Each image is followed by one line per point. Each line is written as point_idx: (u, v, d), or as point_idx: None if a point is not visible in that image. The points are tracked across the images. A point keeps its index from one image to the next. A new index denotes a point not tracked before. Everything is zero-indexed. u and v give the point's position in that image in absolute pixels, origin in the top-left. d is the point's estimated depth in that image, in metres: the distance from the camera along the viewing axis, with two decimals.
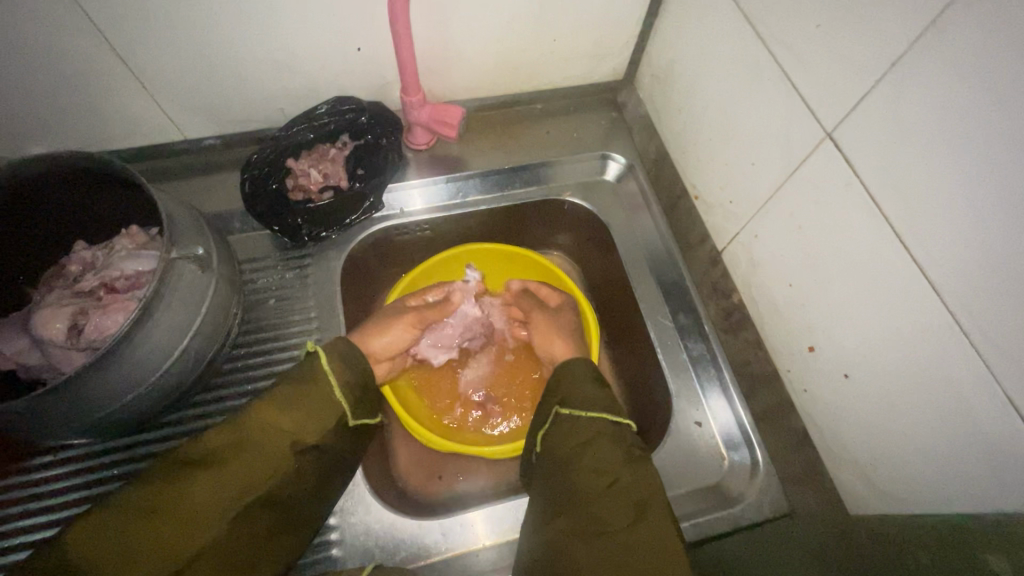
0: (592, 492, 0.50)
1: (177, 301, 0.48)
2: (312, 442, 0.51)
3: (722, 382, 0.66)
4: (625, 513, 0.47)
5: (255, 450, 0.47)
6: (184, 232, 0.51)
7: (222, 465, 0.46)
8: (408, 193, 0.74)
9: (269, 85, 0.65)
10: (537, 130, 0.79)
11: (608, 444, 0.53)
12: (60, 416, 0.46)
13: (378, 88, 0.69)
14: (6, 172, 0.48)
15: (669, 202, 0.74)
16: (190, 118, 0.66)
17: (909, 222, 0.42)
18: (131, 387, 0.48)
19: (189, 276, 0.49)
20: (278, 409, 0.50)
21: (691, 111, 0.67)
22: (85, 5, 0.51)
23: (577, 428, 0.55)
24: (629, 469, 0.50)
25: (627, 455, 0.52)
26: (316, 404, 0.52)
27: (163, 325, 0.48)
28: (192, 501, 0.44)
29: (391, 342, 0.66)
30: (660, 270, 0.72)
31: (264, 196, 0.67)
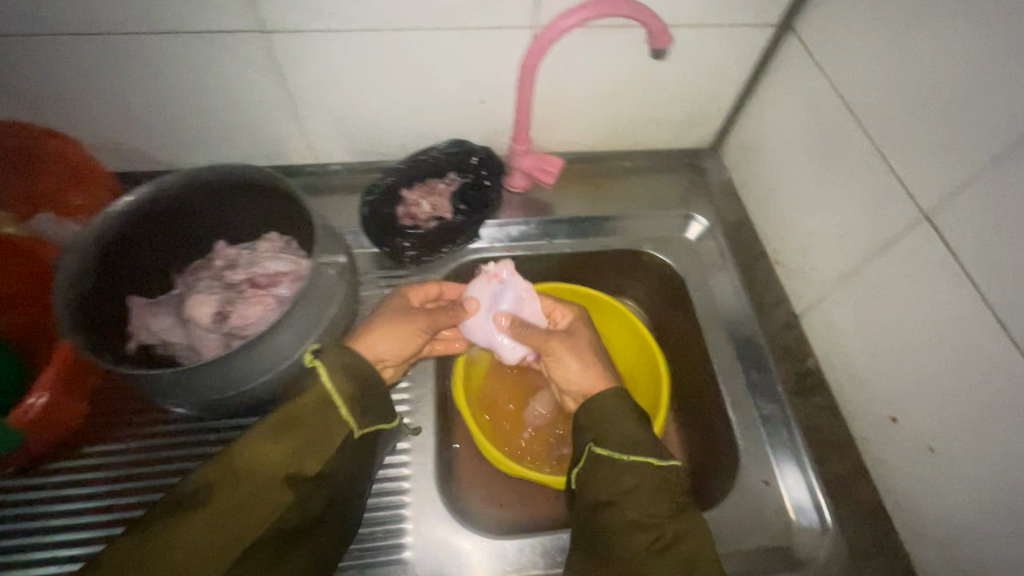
0: (639, 548, 0.51)
1: (314, 299, 0.55)
2: (310, 471, 0.50)
3: (794, 444, 0.66)
4: (672, 570, 0.49)
5: (244, 490, 0.46)
6: (325, 241, 0.58)
7: (211, 506, 0.45)
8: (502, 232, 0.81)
9: (398, 123, 0.73)
10: (624, 184, 0.84)
11: (649, 492, 0.53)
12: (205, 387, 0.52)
13: (489, 135, 0.77)
14: (191, 175, 0.58)
15: (749, 264, 0.77)
16: (326, 144, 0.75)
17: (1008, 304, 0.44)
18: (264, 370, 0.54)
19: (327, 279, 0.56)
20: (265, 442, 0.49)
21: (780, 182, 0.72)
22: (271, 46, 0.61)
23: (614, 472, 0.55)
24: (671, 522, 0.52)
25: (668, 504, 0.53)
26: (315, 428, 0.51)
27: (301, 317, 0.54)
28: (181, 549, 0.43)
29: (387, 349, 0.61)
30: (736, 328, 0.74)
31: (379, 220, 0.75)
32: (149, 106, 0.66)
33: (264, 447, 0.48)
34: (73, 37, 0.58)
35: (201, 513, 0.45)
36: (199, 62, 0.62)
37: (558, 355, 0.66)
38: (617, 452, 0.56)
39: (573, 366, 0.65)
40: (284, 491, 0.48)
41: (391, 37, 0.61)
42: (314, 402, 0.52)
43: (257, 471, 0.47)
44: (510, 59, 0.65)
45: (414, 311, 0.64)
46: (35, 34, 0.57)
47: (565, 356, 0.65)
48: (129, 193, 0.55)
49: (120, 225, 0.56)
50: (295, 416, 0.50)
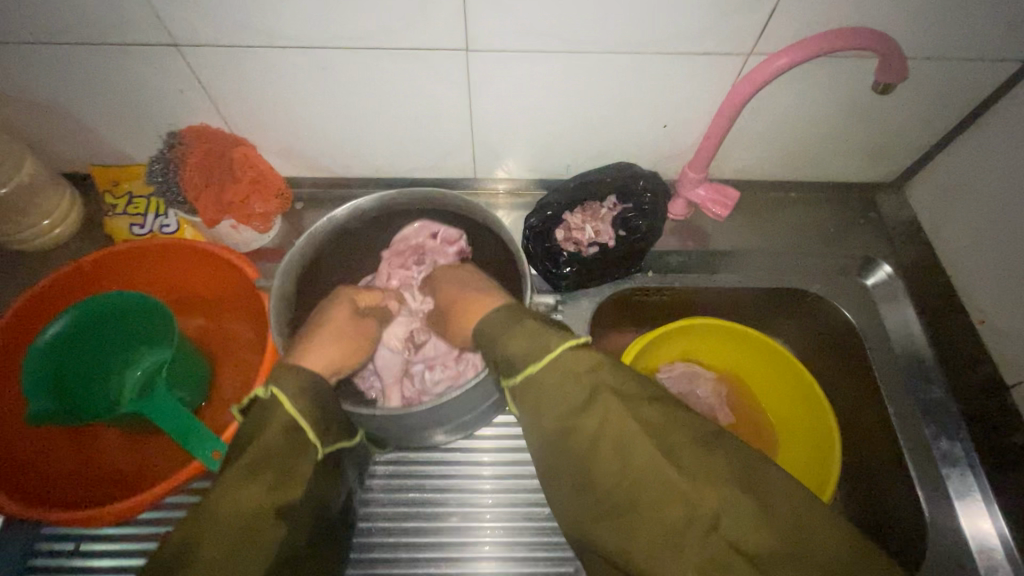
0: (606, 466, 0.43)
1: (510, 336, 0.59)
2: (297, 498, 0.44)
3: (993, 520, 0.61)
4: (611, 462, 0.43)
5: (227, 538, 0.40)
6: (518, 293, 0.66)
7: (200, 565, 0.39)
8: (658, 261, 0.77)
9: (569, 144, 0.71)
10: (790, 215, 0.79)
11: (554, 389, 0.46)
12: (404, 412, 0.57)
13: (659, 159, 0.73)
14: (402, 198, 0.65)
15: (933, 316, 0.71)
16: (490, 158, 0.73)
17: None
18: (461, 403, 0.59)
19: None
20: (240, 486, 0.42)
21: (995, 234, 0.65)
22: (470, 66, 0.59)
23: (520, 386, 0.48)
24: (587, 418, 0.44)
25: (586, 395, 0.45)
26: (288, 458, 0.44)
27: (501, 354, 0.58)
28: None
29: (336, 360, 0.56)
30: (922, 388, 0.68)
31: (541, 243, 0.72)
32: (331, 117, 0.66)
33: (232, 493, 0.41)
34: (278, 50, 0.57)
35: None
36: (392, 79, 0.60)
37: (477, 300, 0.60)
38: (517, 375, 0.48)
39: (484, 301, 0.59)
40: (278, 527, 0.42)
41: (595, 61, 0.58)
42: (278, 430, 0.44)
43: (231, 519, 0.40)
44: (712, 85, 0.61)
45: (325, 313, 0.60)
46: (242, 46, 0.56)
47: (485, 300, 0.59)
48: (356, 202, 0.63)
49: (337, 228, 0.64)
50: (266, 451, 0.43)
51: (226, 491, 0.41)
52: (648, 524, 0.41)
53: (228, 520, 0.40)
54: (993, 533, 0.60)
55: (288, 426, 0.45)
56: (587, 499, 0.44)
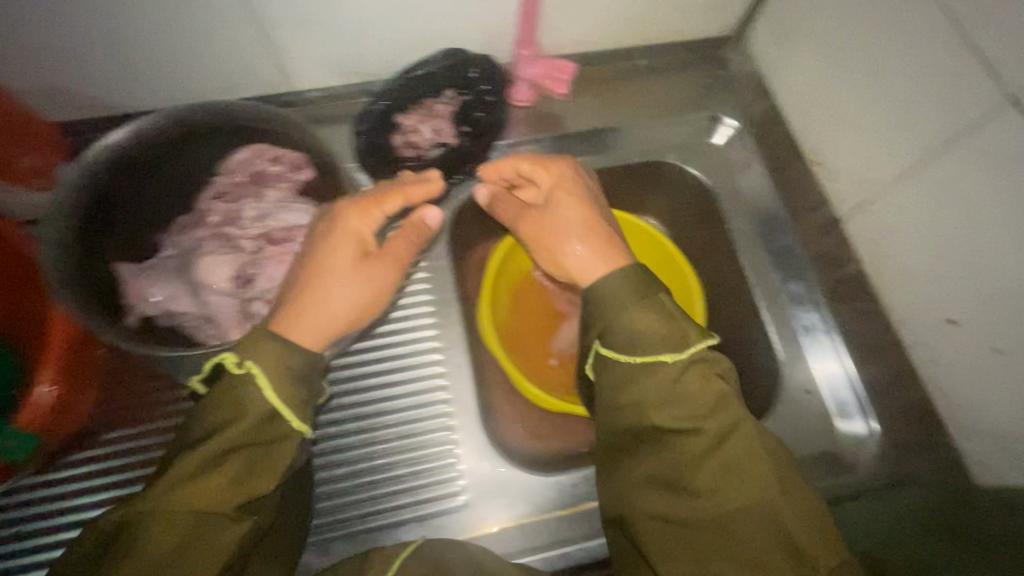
0: (699, 483, 0.45)
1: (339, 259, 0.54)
2: (264, 490, 0.43)
3: (838, 353, 0.64)
4: (712, 479, 0.45)
5: (181, 528, 0.39)
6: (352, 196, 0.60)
7: (147, 550, 0.38)
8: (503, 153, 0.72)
9: (382, 35, 0.63)
10: (640, 87, 0.76)
11: (674, 376, 0.48)
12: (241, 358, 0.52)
13: (488, 40, 0.67)
14: (172, 114, 0.54)
15: (780, 166, 0.72)
16: (300, 66, 0.64)
17: None
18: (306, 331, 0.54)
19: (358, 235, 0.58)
20: (200, 474, 0.41)
21: (818, 71, 0.64)
22: None
23: (662, 382, 0.47)
24: (709, 422, 0.46)
25: (706, 397, 0.47)
26: (258, 448, 0.43)
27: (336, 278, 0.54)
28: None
29: (360, 302, 0.51)
30: (772, 237, 0.70)
31: (374, 152, 0.66)
32: (82, 38, 0.55)
33: (198, 483, 0.40)
34: None
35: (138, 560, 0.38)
36: None
37: (559, 236, 0.60)
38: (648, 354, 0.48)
39: (563, 237, 0.59)
40: (245, 519, 0.42)
41: None
42: (259, 415, 0.43)
43: (194, 507, 0.40)
44: None
45: (341, 257, 0.51)
46: None
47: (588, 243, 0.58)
48: (107, 139, 0.51)
49: (100, 176, 0.52)
50: (239, 438, 0.42)
51: (190, 480, 0.40)
52: (716, 541, 0.44)
53: (189, 510, 0.39)
54: (840, 372, 0.64)
55: (267, 412, 0.43)
56: (670, 507, 0.46)
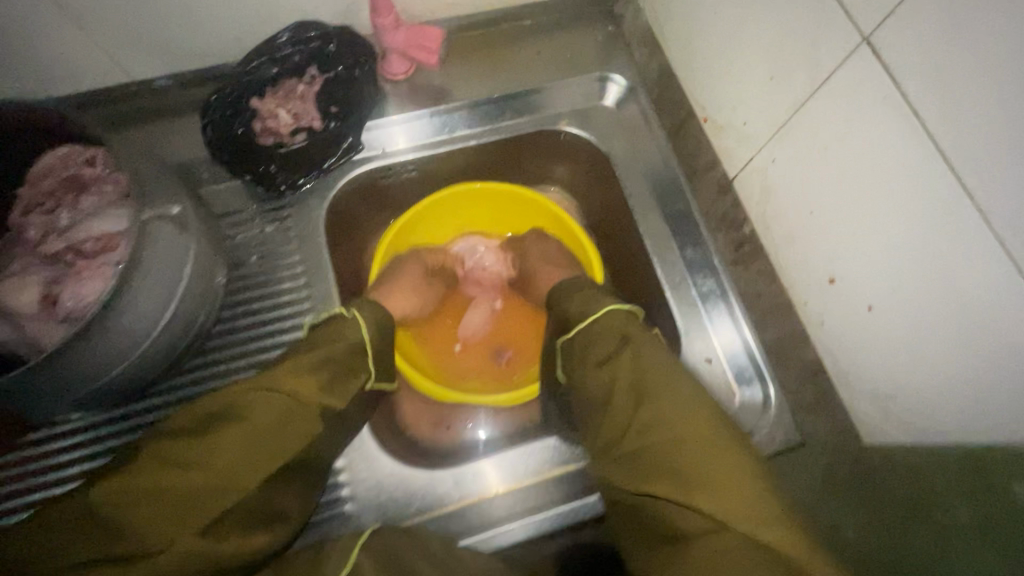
0: (629, 421, 0.48)
1: (152, 267, 0.45)
2: (337, 406, 0.48)
3: (734, 319, 0.64)
4: (642, 420, 0.47)
5: (273, 410, 0.44)
6: (163, 188, 0.48)
7: (240, 425, 0.42)
8: (390, 131, 0.67)
9: (218, 13, 0.57)
10: (526, 50, 0.71)
11: (614, 342, 0.52)
12: (48, 387, 0.45)
13: (344, 10, 0.61)
14: None
15: (675, 124, 0.68)
16: (133, 54, 0.58)
17: (956, 142, 0.37)
18: (122, 358, 0.47)
19: (169, 236, 0.47)
20: (296, 373, 0.46)
21: (696, 19, 0.60)
22: None
23: (598, 345, 0.52)
24: (621, 373, 0.50)
25: (630, 350, 0.50)
26: (341, 365, 0.50)
27: (144, 291, 0.46)
28: (197, 472, 0.40)
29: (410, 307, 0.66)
30: (668, 202, 0.68)
31: (230, 141, 0.61)
32: None
33: (296, 376, 0.46)
34: None
35: (234, 427, 0.42)
36: None
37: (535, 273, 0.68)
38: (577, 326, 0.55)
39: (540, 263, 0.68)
40: (317, 422, 0.46)
41: None
42: (345, 345, 0.51)
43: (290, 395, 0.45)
44: None
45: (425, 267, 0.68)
46: None
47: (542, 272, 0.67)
48: None
49: None
50: (330, 356, 0.49)
51: (291, 372, 0.46)
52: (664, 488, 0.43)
53: (284, 398, 0.44)
54: (738, 343, 0.63)
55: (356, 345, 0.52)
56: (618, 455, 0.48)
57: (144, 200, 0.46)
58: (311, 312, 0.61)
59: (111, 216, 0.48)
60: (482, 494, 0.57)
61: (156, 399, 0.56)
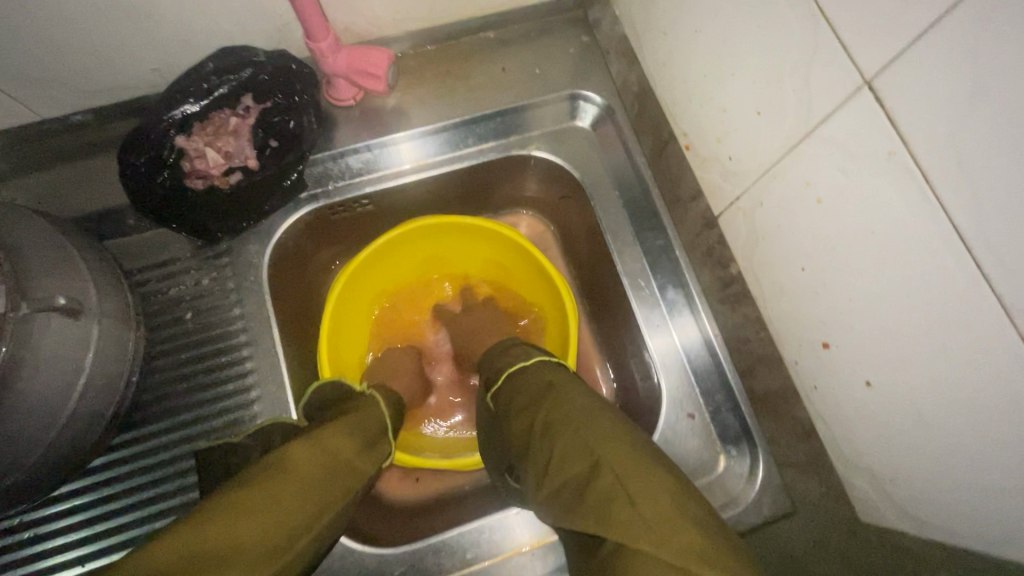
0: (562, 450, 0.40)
1: (44, 365, 0.39)
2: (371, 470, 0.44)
3: (719, 367, 0.58)
4: (573, 443, 0.40)
5: (328, 461, 0.40)
6: (54, 273, 0.42)
7: (296, 475, 0.38)
8: (382, 154, 0.61)
9: (130, 43, 0.50)
10: (490, 65, 0.64)
11: (540, 392, 0.45)
12: None
13: (277, 31, 0.54)
14: None
15: (655, 148, 0.61)
16: (38, 91, 0.51)
17: (975, 220, 0.30)
18: (13, 467, 0.40)
19: (59, 330, 0.40)
20: (341, 431, 0.44)
21: (675, 35, 0.53)
22: None
23: (527, 394, 0.46)
24: (551, 401, 0.44)
25: (557, 400, 0.44)
26: (371, 425, 0.47)
27: (35, 394, 0.39)
28: (259, 516, 0.34)
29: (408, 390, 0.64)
30: (648, 236, 0.61)
31: (154, 186, 0.55)
32: None
33: (342, 431, 0.44)
34: None
35: (292, 474, 0.38)
36: None
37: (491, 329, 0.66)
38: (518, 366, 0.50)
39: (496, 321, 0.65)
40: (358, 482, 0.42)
41: None
42: (373, 417, 0.48)
43: (339, 449, 0.42)
44: None
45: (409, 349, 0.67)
46: None
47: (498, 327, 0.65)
48: None
49: None
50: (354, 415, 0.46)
51: (338, 426, 0.44)
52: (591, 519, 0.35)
53: (332, 450, 0.41)
54: (724, 394, 0.58)
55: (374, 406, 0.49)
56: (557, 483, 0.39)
57: (24, 291, 0.39)
58: (254, 373, 0.55)
59: None
60: (511, 548, 0.54)
61: (88, 478, 0.52)
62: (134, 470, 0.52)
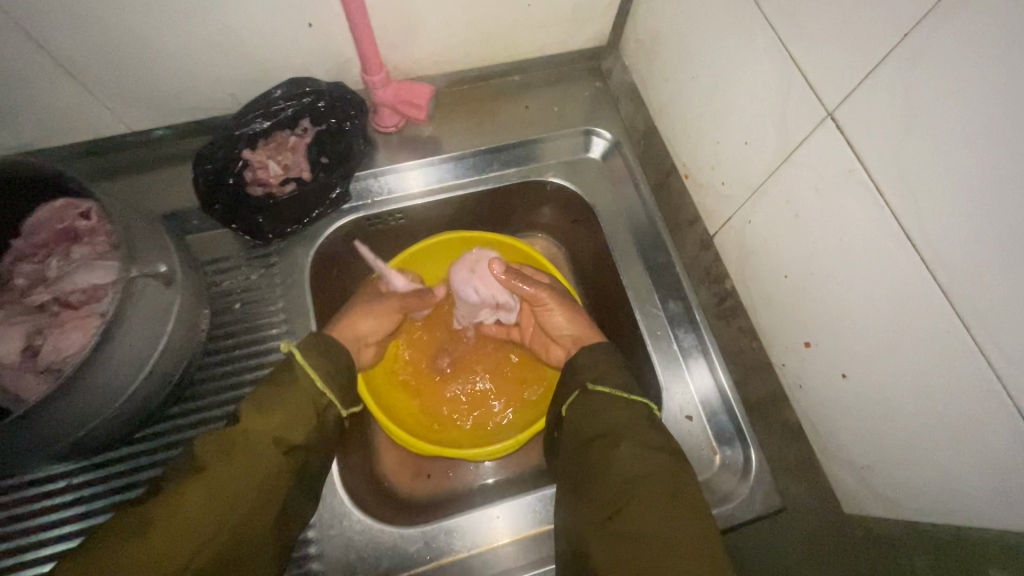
0: (622, 494, 0.49)
1: (139, 321, 0.46)
2: (297, 439, 0.50)
3: (714, 374, 0.63)
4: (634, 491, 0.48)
5: (239, 454, 0.47)
6: (149, 249, 0.48)
7: (202, 478, 0.45)
8: (400, 176, 0.69)
9: (216, 71, 0.60)
10: (514, 104, 0.73)
11: (617, 427, 0.53)
12: (24, 443, 0.43)
13: (337, 67, 0.64)
14: None
15: (659, 179, 0.69)
16: (130, 108, 0.60)
17: (922, 223, 0.37)
18: (96, 414, 0.45)
19: (152, 294, 0.47)
20: (257, 414, 0.50)
21: (676, 81, 0.62)
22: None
23: (599, 424, 0.54)
24: (628, 438, 0.52)
25: (633, 445, 0.51)
26: (301, 400, 0.52)
27: (126, 347, 0.45)
28: (169, 523, 0.42)
29: (370, 330, 0.65)
30: (651, 256, 0.68)
31: (221, 192, 0.63)
32: None
33: (255, 416, 0.49)
34: None
35: (199, 476, 0.45)
36: None
37: (549, 309, 0.66)
38: (606, 390, 0.57)
39: (551, 307, 0.66)
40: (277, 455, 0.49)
41: None
42: (305, 385, 0.53)
43: (249, 436, 0.48)
44: None
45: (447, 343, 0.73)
46: None
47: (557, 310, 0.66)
48: None
49: None
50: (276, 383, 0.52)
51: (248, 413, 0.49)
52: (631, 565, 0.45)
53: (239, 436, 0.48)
54: (720, 401, 0.62)
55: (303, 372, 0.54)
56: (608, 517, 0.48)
57: (134, 259, 0.46)
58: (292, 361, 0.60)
59: (102, 269, 0.48)
60: (519, 532, 0.58)
61: (129, 448, 0.56)
62: (173, 443, 0.56)
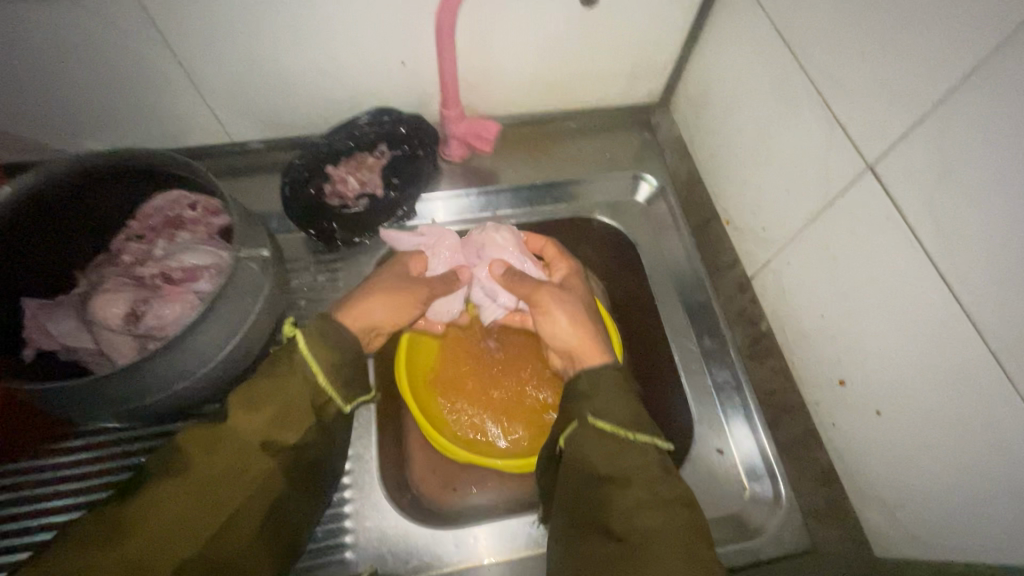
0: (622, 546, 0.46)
1: (235, 297, 0.51)
2: (290, 438, 0.49)
3: (746, 411, 0.65)
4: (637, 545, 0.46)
5: (227, 452, 0.46)
6: (250, 237, 0.55)
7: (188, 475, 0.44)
8: (439, 205, 0.76)
9: (315, 96, 0.68)
10: (568, 147, 0.80)
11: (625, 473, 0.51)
12: (124, 391, 0.48)
13: (418, 101, 0.72)
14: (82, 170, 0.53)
15: (700, 224, 0.73)
16: (236, 121, 0.69)
17: (955, 266, 0.40)
18: (182, 377, 0.50)
19: (252, 276, 0.53)
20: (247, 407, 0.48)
21: (722, 136, 0.68)
22: (159, 23, 0.55)
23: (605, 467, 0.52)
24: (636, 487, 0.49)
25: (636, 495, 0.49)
26: (293, 394, 0.50)
27: (223, 318, 0.51)
28: (156, 521, 0.41)
29: (382, 316, 0.63)
30: (689, 294, 0.72)
31: (300, 199, 0.68)
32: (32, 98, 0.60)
33: (246, 411, 0.47)
34: None
35: (186, 476, 0.44)
36: (82, 48, 0.56)
37: (544, 309, 0.66)
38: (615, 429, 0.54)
39: (548, 308, 0.66)
40: (268, 453, 0.48)
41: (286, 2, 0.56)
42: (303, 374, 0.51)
43: (239, 433, 0.47)
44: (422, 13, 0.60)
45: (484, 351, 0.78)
46: None
47: (552, 313, 0.66)
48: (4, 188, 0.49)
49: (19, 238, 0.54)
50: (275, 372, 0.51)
51: (238, 404, 0.47)
52: None
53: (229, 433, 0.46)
54: (750, 437, 0.64)
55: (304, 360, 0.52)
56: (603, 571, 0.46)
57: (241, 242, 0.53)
58: None
59: (205, 253, 0.57)
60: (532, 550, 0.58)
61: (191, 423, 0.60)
62: None
